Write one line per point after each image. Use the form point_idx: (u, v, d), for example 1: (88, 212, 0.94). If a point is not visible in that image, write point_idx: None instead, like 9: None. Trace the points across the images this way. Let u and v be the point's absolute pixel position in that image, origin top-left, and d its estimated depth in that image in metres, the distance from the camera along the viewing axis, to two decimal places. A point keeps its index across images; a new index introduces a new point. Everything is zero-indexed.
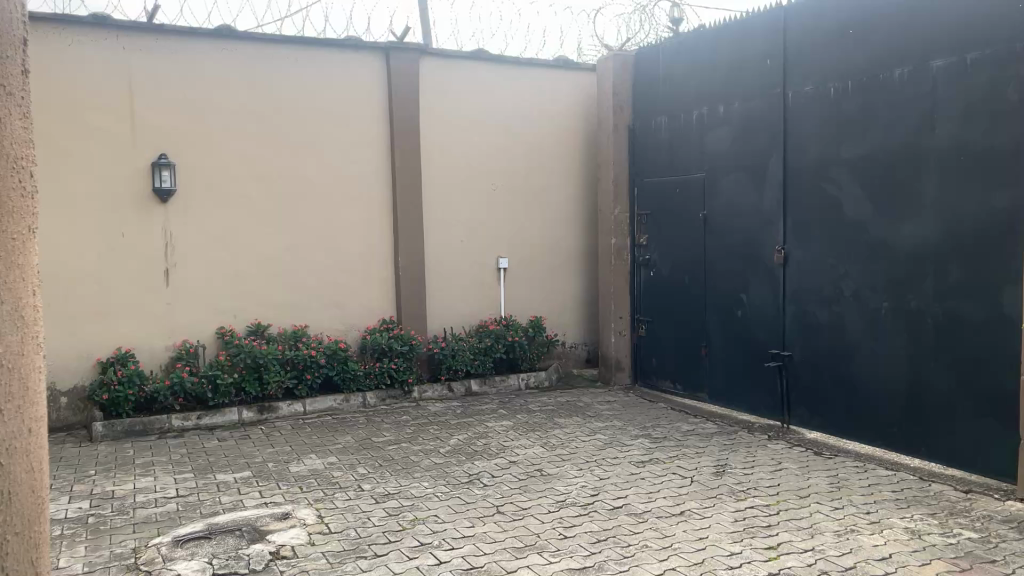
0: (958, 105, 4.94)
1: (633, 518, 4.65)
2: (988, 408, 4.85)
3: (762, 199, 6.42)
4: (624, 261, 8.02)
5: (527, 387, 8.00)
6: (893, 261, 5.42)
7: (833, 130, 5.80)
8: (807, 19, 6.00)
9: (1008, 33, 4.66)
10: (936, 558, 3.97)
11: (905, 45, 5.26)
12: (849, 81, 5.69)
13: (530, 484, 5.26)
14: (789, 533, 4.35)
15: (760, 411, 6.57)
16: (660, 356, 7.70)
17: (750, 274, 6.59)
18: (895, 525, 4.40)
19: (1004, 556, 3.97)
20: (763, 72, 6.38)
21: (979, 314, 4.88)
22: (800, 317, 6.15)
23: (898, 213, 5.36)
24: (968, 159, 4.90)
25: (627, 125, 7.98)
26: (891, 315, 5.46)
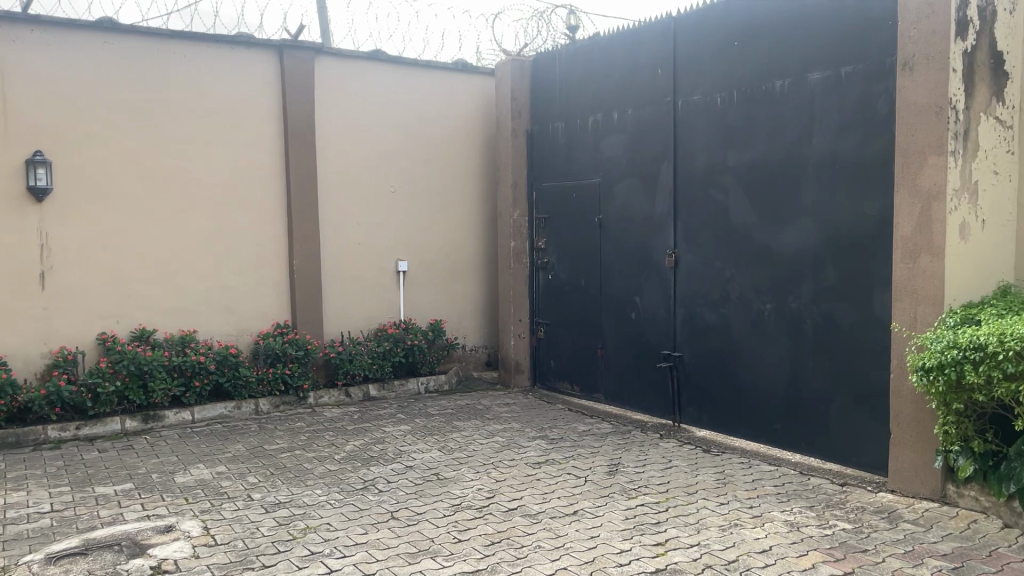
0: (834, 116, 5.19)
1: (527, 520, 4.69)
2: (862, 404, 5.11)
3: (654, 204, 6.60)
4: (523, 264, 8.10)
5: (427, 391, 7.96)
6: (775, 265, 5.65)
7: (719, 138, 6.01)
8: (694, 30, 6.20)
9: (877, 50, 4.93)
10: (812, 549, 4.16)
11: (785, 58, 5.50)
12: (734, 91, 5.90)
13: (426, 489, 5.23)
14: (677, 530, 4.47)
15: (653, 411, 6.74)
16: (558, 358, 7.80)
17: (643, 278, 6.75)
18: (775, 518, 4.59)
19: (875, 545, 4.18)
20: (654, 80, 6.56)
21: (854, 315, 5.14)
22: (690, 320, 6.34)
23: (780, 219, 5.59)
24: (843, 168, 5.15)
25: (526, 130, 8.06)
26: (774, 317, 5.68)
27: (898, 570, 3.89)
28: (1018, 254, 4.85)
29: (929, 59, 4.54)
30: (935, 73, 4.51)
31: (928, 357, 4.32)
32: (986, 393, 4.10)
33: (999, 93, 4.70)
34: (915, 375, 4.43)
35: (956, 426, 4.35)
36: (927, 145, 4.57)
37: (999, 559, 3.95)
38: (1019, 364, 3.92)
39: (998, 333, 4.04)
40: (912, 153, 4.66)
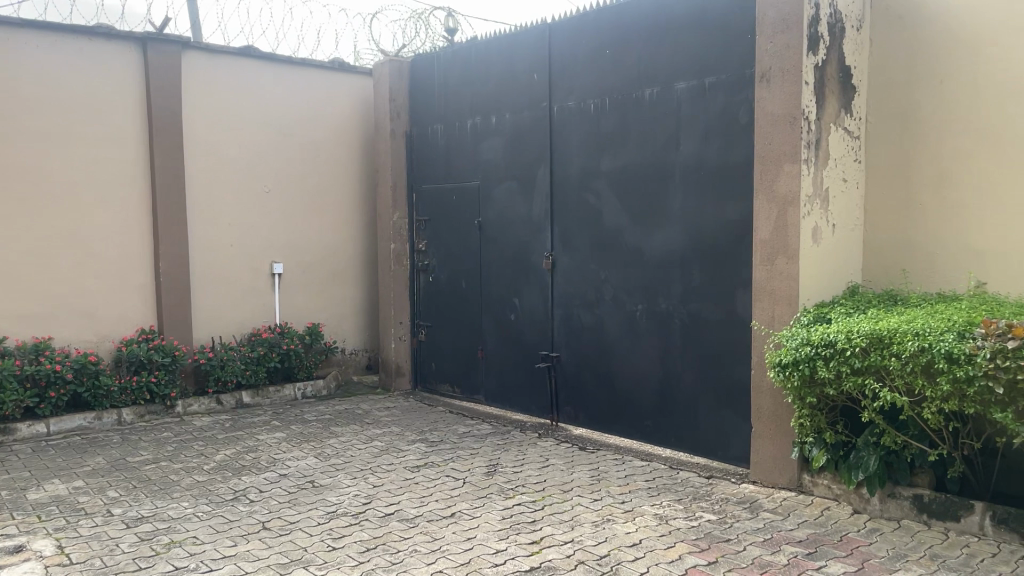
0: (699, 124, 5.42)
1: (403, 524, 4.65)
2: (727, 400, 5.35)
3: (531, 207, 6.69)
4: (403, 266, 8.04)
5: (304, 397, 7.79)
6: (646, 267, 5.83)
7: (593, 143, 6.15)
8: (568, 37, 6.32)
9: (738, 61, 5.17)
10: (679, 541, 4.31)
11: (654, 66, 5.69)
12: (607, 98, 6.05)
13: (301, 497, 5.11)
14: (552, 527, 4.54)
15: (532, 411, 6.83)
16: (438, 361, 7.78)
17: (521, 280, 6.83)
18: (645, 512, 4.74)
19: (737, 534, 4.38)
20: (530, 85, 6.65)
21: (718, 315, 5.38)
22: (567, 321, 6.47)
23: (650, 222, 5.78)
24: (708, 174, 5.38)
25: (405, 131, 8.00)
26: (645, 317, 5.87)
27: (757, 557, 4.09)
28: (865, 256, 5.20)
29: (784, 72, 4.80)
30: (790, 85, 4.77)
31: (785, 354, 4.57)
32: (836, 386, 4.36)
33: (848, 105, 5.01)
34: (774, 371, 4.67)
35: (810, 418, 4.61)
36: (783, 152, 4.83)
37: (848, 543, 4.21)
38: (865, 359, 4.19)
39: (845, 330, 4.30)
40: (769, 161, 4.92)
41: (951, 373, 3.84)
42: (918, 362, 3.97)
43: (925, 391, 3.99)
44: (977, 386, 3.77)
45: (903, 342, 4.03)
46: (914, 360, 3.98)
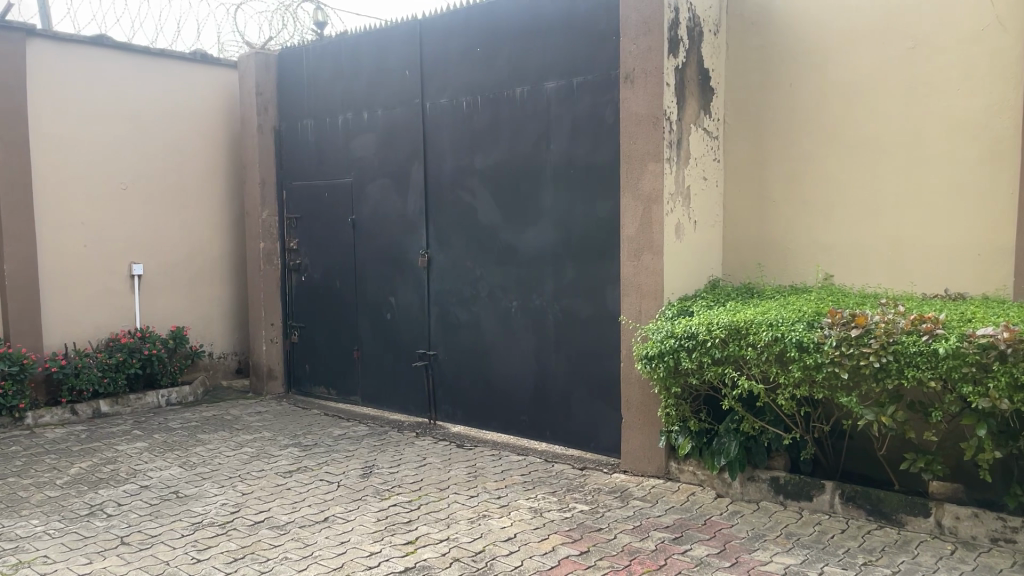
0: (568, 123, 5.52)
1: (274, 532, 4.52)
2: (598, 393, 5.50)
3: (405, 205, 6.63)
4: (274, 266, 7.81)
5: (169, 403, 7.45)
6: (520, 263, 5.90)
7: (466, 141, 6.16)
8: (438, 34, 6.30)
9: (604, 63, 5.31)
10: (553, 533, 4.38)
11: (524, 66, 5.75)
12: (478, 96, 6.06)
13: (163, 509, 4.87)
14: (428, 526, 4.52)
15: (409, 410, 6.78)
16: (312, 363, 7.61)
17: (396, 278, 6.77)
18: (520, 506, 4.79)
19: (608, 523, 4.50)
20: (401, 81, 6.59)
21: (589, 310, 5.50)
22: (443, 318, 6.46)
23: (522, 220, 5.84)
24: (577, 172, 5.49)
25: (273, 127, 7.77)
26: (520, 313, 5.93)
27: (627, 544, 4.20)
28: (725, 251, 5.44)
29: (647, 74, 4.95)
30: (652, 87, 4.93)
31: (651, 347, 4.72)
32: (698, 376, 4.54)
33: (707, 107, 5.23)
34: (641, 363, 4.82)
35: (675, 408, 4.79)
36: (647, 151, 4.99)
37: (712, 526, 4.40)
38: (724, 349, 4.38)
39: (706, 323, 4.48)
40: (635, 160, 5.07)
41: (802, 361, 4.06)
42: (772, 351, 4.18)
43: (779, 378, 4.21)
44: (825, 372, 4.00)
45: (758, 333, 4.23)
46: (769, 349, 4.18)
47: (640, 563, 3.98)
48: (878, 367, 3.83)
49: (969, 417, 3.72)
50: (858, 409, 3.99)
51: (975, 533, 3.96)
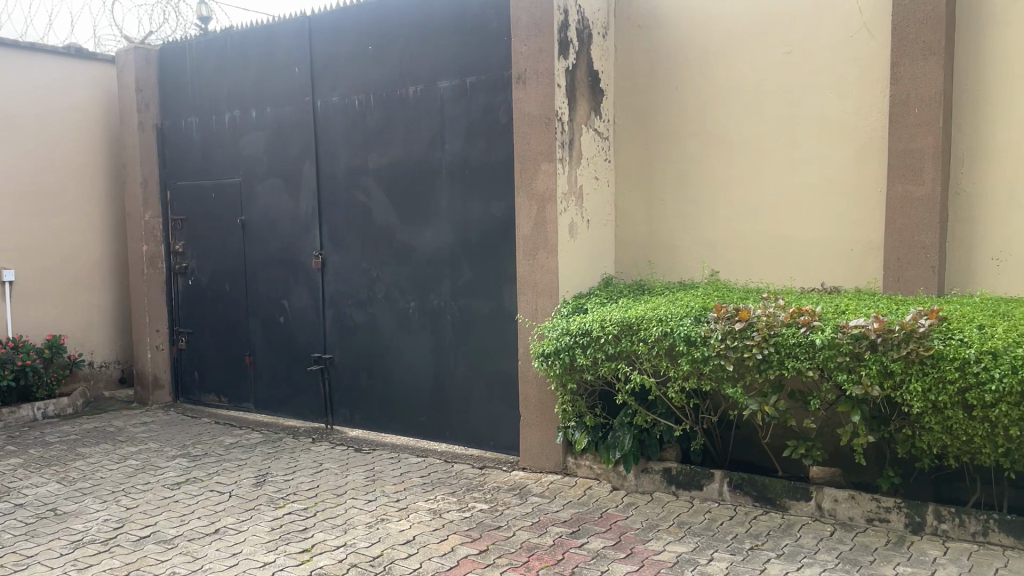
0: (461, 123, 5.52)
1: (160, 546, 4.33)
2: (498, 391, 5.53)
3: (297, 205, 6.48)
4: (158, 269, 7.49)
5: (45, 417, 7.04)
6: (416, 263, 5.86)
7: (359, 140, 6.07)
8: (329, 31, 6.19)
9: (496, 63, 5.33)
10: (452, 533, 4.37)
11: (416, 65, 5.72)
12: (371, 94, 5.99)
13: (40, 528, 4.60)
14: (324, 533, 4.43)
15: (305, 415, 6.63)
16: (201, 369, 7.34)
17: (289, 280, 6.61)
18: (419, 508, 4.76)
19: (507, 521, 4.52)
20: (290, 79, 6.44)
21: (487, 308, 5.52)
22: (338, 321, 6.35)
23: (418, 220, 5.81)
24: (472, 172, 5.50)
25: (155, 124, 7.45)
26: (417, 314, 5.89)
27: (525, 541, 4.23)
28: (618, 249, 5.55)
29: (538, 75, 5.01)
30: (544, 88, 5.00)
31: (547, 344, 4.78)
32: (593, 372, 4.62)
33: (598, 107, 5.33)
34: (537, 360, 4.87)
35: (572, 403, 4.86)
36: (540, 152, 5.05)
37: (607, 519, 4.48)
38: (617, 345, 4.48)
39: (599, 320, 4.58)
40: (528, 159, 5.12)
41: (690, 354, 4.20)
42: (662, 346, 4.30)
43: (669, 371, 4.33)
44: (712, 365, 4.15)
45: (649, 328, 4.35)
46: (659, 343, 4.30)
47: (538, 558, 4.01)
48: (761, 358, 4.00)
49: (844, 403, 3.91)
50: (743, 399, 4.14)
51: (852, 514, 4.17)
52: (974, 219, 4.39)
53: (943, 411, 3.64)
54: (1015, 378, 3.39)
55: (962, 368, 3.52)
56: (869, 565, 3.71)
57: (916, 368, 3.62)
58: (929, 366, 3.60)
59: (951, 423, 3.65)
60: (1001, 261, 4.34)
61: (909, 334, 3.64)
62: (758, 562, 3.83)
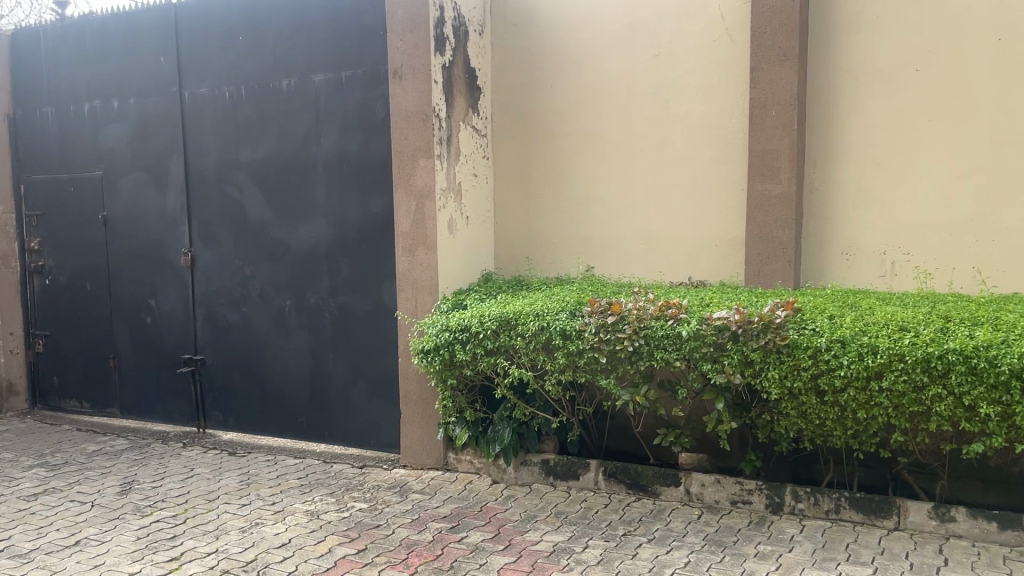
0: (337, 118, 5.43)
1: (14, 562, 4.07)
2: (378, 389, 5.48)
3: (164, 200, 6.21)
4: (11, 268, 7.00)
5: None
6: (292, 260, 5.73)
7: (231, 133, 5.88)
8: (196, 20, 5.96)
9: (372, 58, 5.28)
10: (330, 534, 4.31)
11: (290, 57, 5.58)
12: (242, 86, 5.80)
13: None
14: (194, 540, 4.28)
15: (176, 419, 6.38)
16: (61, 374, 6.93)
17: (157, 279, 6.33)
18: (296, 510, 4.66)
19: (386, 519, 4.49)
20: (155, 69, 6.16)
21: (365, 306, 5.46)
22: (210, 320, 6.13)
23: (293, 216, 5.68)
24: (348, 168, 5.42)
25: (6, 114, 6.96)
26: (293, 312, 5.77)
27: (404, 538, 4.22)
28: (497, 245, 5.61)
29: (414, 70, 4.99)
30: (421, 84, 4.98)
31: (426, 341, 4.78)
32: (472, 367, 4.66)
33: (475, 105, 5.36)
34: (417, 357, 4.86)
35: (452, 399, 4.88)
36: (417, 148, 5.04)
37: (487, 512, 4.53)
38: (495, 340, 4.53)
39: (478, 315, 4.62)
40: (405, 155, 5.10)
41: (566, 348, 4.30)
42: (539, 340, 4.38)
43: (546, 365, 4.41)
44: (587, 358, 4.26)
45: (527, 322, 4.43)
46: (536, 337, 4.38)
47: (417, 555, 4.01)
48: (632, 350, 4.13)
49: (709, 392, 4.09)
50: (616, 390, 4.27)
51: (717, 498, 4.38)
52: (826, 216, 4.69)
53: (798, 397, 3.86)
54: (860, 364, 3.63)
55: (815, 356, 3.74)
56: (733, 545, 3.90)
57: (774, 357, 3.84)
58: (785, 354, 3.81)
59: (805, 408, 3.88)
60: (849, 255, 4.65)
61: (767, 325, 3.85)
62: (630, 547, 3.96)
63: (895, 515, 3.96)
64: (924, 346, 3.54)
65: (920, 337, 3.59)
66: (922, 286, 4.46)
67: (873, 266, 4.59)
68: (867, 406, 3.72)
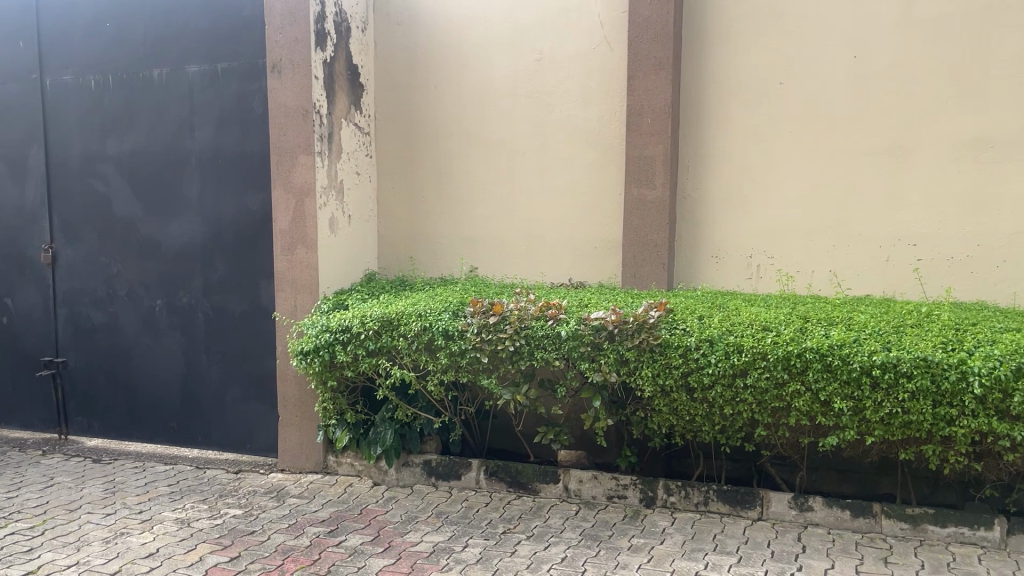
0: (213, 112, 5.25)
1: None
2: (254, 392, 5.33)
3: (22, 193, 5.84)
4: None
5: None
6: (163, 259, 5.49)
7: (97, 124, 5.58)
8: (60, 3, 5.62)
9: (250, 51, 5.12)
10: (201, 542, 4.16)
11: (162, 47, 5.35)
12: (109, 75, 5.52)
13: None
14: (53, 553, 4.04)
15: (35, 426, 6.00)
16: None
17: (14, 277, 5.95)
18: (165, 518, 4.48)
19: (262, 525, 4.38)
20: (14, 53, 5.78)
21: (241, 306, 5.30)
22: (73, 321, 5.80)
23: (165, 212, 5.45)
24: (224, 163, 5.25)
25: None
26: (164, 312, 5.53)
27: (280, 544, 4.13)
28: (380, 245, 5.57)
29: (294, 65, 4.88)
30: (300, 79, 4.88)
31: (306, 342, 4.69)
32: (353, 368, 4.60)
33: (357, 102, 5.30)
34: (295, 359, 4.76)
35: (332, 401, 4.81)
36: (297, 144, 4.93)
37: (367, 514, 4.48)
38: (377, 341, 4.49)
39: (359, 316, 4.57)
40: (284, 151, 4.98)
41: (448, 348, 4.31)
42: (421, 340, 4.37)
43: (428, 366, 4.40)
44: (468, 358, 4.28)
45: (409, 323, 4.41)
46: (418, 338, 4.37)
47: (293, 561, 3.93)
48: (512, 350, 4.18)
49: (587, 390, 4.18)
50: (497, 390, 4.30)
51: (594, 493, 4.48)
52: (698, 221, 4.89)
53: (670, 394, 4.00)
54: (727, 363, 3.80)
55: (685, 354, 3.90)
56: (608, 539, 4.01)
57: (647, 356, 3.96)
58: (658, 353, 3.95)
59: (677, 405, 4.02)
60: (719, 258, 4.86)
61: (641, 325, 3.98)
62: (509, 544, 4.00)
63: (759, 506, 4.17)
64: (784, 344, 3.73)
65: (781, 337, 3.79)
66: (784, 288, 4.71)
67: (741, 269, 4.82)
68: (733, 403, 3.89)
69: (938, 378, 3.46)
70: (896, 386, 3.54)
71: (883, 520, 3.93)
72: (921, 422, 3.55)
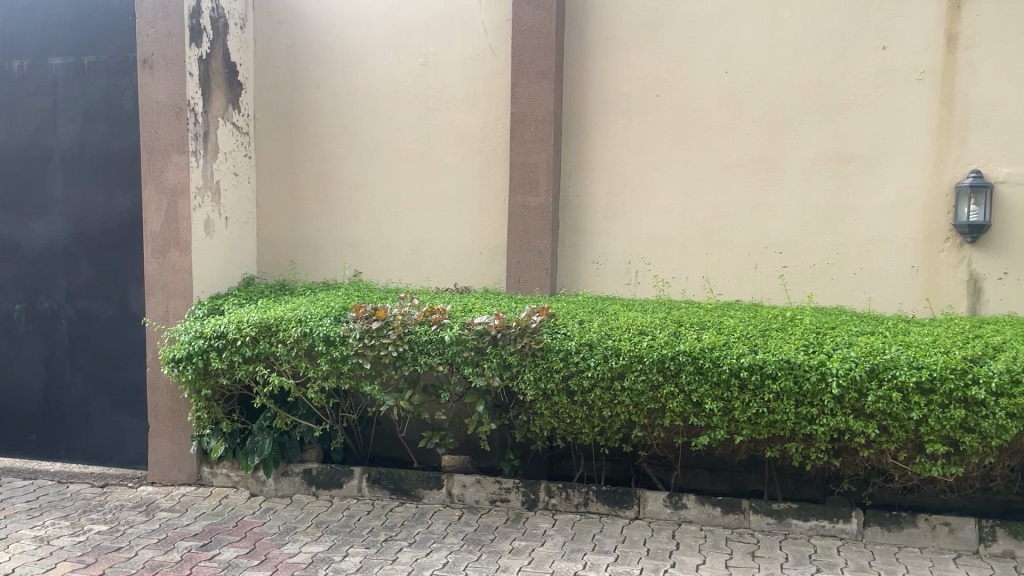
0: (78, 106, 4.98)
1: None
2: (122, 402, 5.08)
3: None
4: None
5: None
6: (22, 260, 5.16)
7: None
8: None
9: (119, 44, 4.88)
10: (61, 561, 3.91)
11: (22, 36, 5.04)
12: None
13: None
14: None
15: None
16: None
17: None
18: (22, 536, 4.19)
19: (128, 541, 4.16)
20: None
21: (109, 312, 5.04)
22: None
23: (24, 211, 5.12)
24: (90, 161, 4.98)
25: None
26: (23, 318, 5.20)
27: (148, 560, 3.93)
28: (259, 248, 5.41)
29: (166, 61, 4.68)
30: (173, 75, 4.68)
31: (178, 349, 4.49)
32: (229, 375, 4.45)
33: (235, 101, 5.13)
34: (167, 367, 4.56)
35: (207, 410, 4.63)
36: (169, 143, 4.72)
37: (242, 527, 4.33)
38: (254, 347, 4.36)
39: (235, 322, 4.42)
40: (155, 150, 4.76)
41: (329, 354, 4.23)
42: (300, 346, 4.27)
43: (308, 372, 4.31)
44: (350, 364, 4.21)
45: (288, 328, 4.30)
46: (298, 344, 4.27)
47: None
48: (395, 355, 4.14)
49: (471, 395, 4.19)
50: (380, 396, 4.25)
51: (477, 497, 4.49)
52: (579, 227, 4.99)
53: (551, 397, 4.05)
54: (605, 366, 3.89)
55: (566, 357, 3.96)
56: (489, 543, 4.03)
57: (529, 360, 4.01)
58: (539, 357, 4.00)
59: (558, 408, 4.07)
60: (599, 264, 4.98)
61: (523, 330, 4.04)
62: (390, 552, 3.96)
63: (636, 505, 4.28)
64: (659, 348, 3.85)
65: (656, 340, 3.91)
66: (661, 293, 4.86)
67: (620, 275, 4.94)
68: (611, 405, 3.98)
69: (800, 379, 3.65)
70: (762, 387, 3.71)
71: (751, 516, 4.11)
72: (785, 420, 3.73)
